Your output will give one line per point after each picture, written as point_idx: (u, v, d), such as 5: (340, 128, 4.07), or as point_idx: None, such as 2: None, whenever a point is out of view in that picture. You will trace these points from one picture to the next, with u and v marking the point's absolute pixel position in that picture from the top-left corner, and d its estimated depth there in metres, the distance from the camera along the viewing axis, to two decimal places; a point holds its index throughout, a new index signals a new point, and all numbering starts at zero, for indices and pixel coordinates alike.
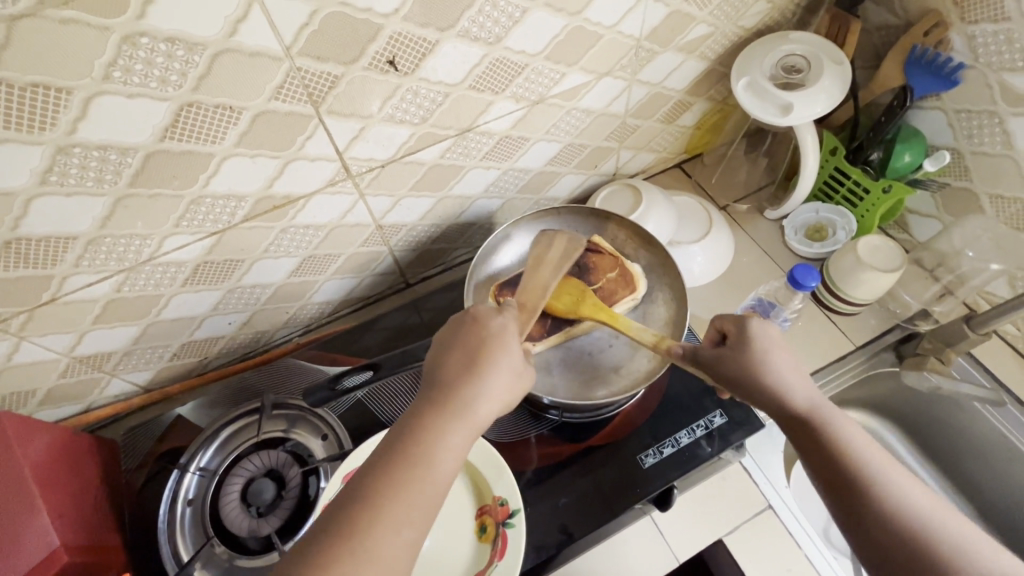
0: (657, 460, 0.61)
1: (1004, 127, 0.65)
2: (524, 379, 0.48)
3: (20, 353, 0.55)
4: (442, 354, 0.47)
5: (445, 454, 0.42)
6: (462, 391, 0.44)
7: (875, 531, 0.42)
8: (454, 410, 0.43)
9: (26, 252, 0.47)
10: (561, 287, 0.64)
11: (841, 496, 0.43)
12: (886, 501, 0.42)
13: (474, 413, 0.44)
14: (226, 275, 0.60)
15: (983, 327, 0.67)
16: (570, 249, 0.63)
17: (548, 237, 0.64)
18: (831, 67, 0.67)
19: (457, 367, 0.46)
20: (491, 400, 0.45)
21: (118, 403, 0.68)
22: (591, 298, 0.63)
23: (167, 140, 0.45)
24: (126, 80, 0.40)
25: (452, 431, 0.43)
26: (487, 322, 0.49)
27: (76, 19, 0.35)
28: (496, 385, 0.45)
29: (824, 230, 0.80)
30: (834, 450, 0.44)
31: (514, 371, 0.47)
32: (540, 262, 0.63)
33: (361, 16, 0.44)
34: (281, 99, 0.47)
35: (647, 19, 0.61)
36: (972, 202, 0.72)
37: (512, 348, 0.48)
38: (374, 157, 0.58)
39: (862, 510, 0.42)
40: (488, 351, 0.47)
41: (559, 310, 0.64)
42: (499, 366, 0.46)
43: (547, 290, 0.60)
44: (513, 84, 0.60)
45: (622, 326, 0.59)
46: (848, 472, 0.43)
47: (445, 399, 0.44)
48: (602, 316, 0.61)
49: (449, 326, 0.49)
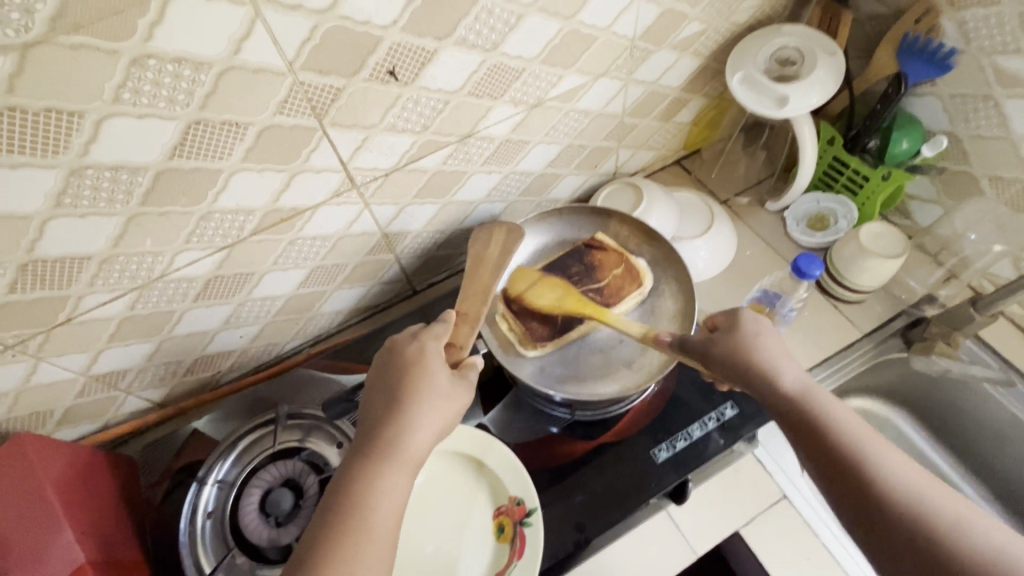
0: (670, 455, 0.62)
1: (1000, 109, 0.66)
2: (456, 395, 0.51)
3: (38, 374, 0.56)
4: (369, 400, 0.50)
5: (385, 496, 0.44)
6: (389, 431, 0.47)
7: (866, 513, 0.42)
8: (387, 451, 0.46)
9: (42, 274, 0.48)
10: (544, 284, 0.68)
11: (844, 488, 0.44)
12: (890, 491, 0.42)
13: (406, 449, 0.46)
14: (237, 289, 0.61)
15: (989, 309, 0.68)
16: (513, 241, 0.66)
17: (487, 231, 0.66)
18: (824, 58, 0.68)
19: (382, 410, 0.48)
20: (423, 430, 0.47)
21: (133, 420, 0.69)
22: (578, 294, 0.66)
23: (177, 157, 0.46)
24: (135, 102, 0.41)
25: (387, 473, 0.45)
26: (404, 357, 0.51)
27: (86, 44, 0.36)
28: (423, 416, 0.48)
29: (825, 220, 0.81)
30: (826, 434, 0.46)
31: (440, 396, 0.49)
32: (480, 263, 0.64)
33: (361, 29, 0.45)
34: (285, 113, 0.48)
35: (640, 19, 0.62)
36: (973, 185, 0.72)
37: (436, 375, 0.50)
38: (378, 166, 0.58)
39: (866, 502, 0.43)
40: (410, 386, 0.49)
41: (541, 305, 0.67)
42: (424, 397, 0.49)
43: (490, 291, 0.62)
44: (512, 89, 0.61)
45: (609, 319, 0.64)
46: (841, 454, 0.44)
47: (376, 442, 0.46)
48: (589, 311, 0.65)
49: (373, 369, 0.52)
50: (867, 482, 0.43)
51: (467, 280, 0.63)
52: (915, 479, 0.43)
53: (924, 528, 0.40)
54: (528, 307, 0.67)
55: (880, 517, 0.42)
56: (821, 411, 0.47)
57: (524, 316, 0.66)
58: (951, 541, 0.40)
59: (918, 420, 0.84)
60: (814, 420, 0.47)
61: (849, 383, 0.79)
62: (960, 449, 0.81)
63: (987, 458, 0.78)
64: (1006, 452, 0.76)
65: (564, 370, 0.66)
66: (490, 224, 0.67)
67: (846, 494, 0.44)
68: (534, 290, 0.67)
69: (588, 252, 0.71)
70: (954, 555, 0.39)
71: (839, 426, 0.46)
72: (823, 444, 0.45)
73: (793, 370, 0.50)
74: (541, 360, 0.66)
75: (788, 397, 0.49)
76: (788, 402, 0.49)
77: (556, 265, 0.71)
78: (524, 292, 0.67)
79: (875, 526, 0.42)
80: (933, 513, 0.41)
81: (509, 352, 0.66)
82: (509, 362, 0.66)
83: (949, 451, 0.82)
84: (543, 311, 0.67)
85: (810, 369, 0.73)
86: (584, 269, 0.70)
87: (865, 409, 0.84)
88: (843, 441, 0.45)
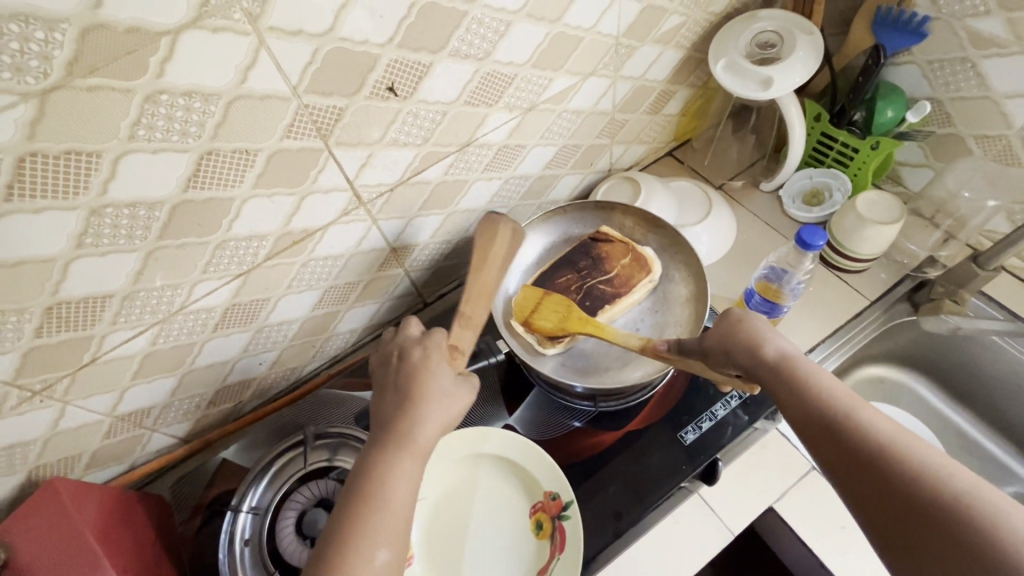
0: (697, 436, 0.62)
1: (978, 70, 0.68)
2: (461, 391, 0.53)
3: (66, 419, 0.56)
4: (379, 402, 0.53)
5: (400, 482, 0.46)
6: (401, 424, 0.49)
7: (851, 468, 0.43)
8: (398, 442, 0.48)
9: (67, 316, 0.48)
10: (545, 306, 0.66)
11: (829, 449, 0.45)
12: (870, 449, 0.42)
13: (416, 440, 0.49)
14: (254, 316, 0.62)
15: (992, 262, 0.69)
16: (513, 242, 0.66)
17: (490, 226, 0.66)
18: (803, 38, 0.70)
19: (392, 407, 0.51)
20: (431, 423, 0.50)
21: (162, 456, 0.69)
22: (576, 311, 0.64)
23: (191, 189, 0.47)
24: (149, 137, 0.42)
25: (399, 461, 0.47)
26: (408, 361, 0.54)
27: (102, 85, 0.38)
28: (431, 409, 0.51)
29: (821, 194, 0.83)
30: (810, 400, 0.46)
31: (445, 392, 0.52)
32: (483, 261, 0.64)
33: (359, 49, 0.47)
34: (292, 137, 0.49)
35: (622, 18, 0.64)
36: (960, 146, 0.74)
37: (439, 375, 0.53)
38: (383, 182, 0.60)
39: (848, 460, 0.43)
40: (417, 384, 0.52)
41: (546, 327, 0.65)
42: (430, 394, 0.51)
43: (493, 291, 0.63)
44: (505, 95, 0.62)
45: (608, 335, 0.62)
46: (824, 416, 0.45)
47: (389, 435, 0.49)
48: (589, 328, 0.63)
49: (378, 375, 0.56)
50: (847, 442, 0.43)
51: (472, 280, 0.64)
52: (901, 436, 0.42)
53: (904, 483, 0.40)
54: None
55: (862, 475, 0.42)
56: (803, 376, 0.48)
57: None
58: (932, 494, 0.39)
59: (932, 381, 0.85)
60: (794, 386, 0.48)
61: (862, 350, 0.80)
62: (978, 406, 0.82)
63: (1006, 412, 0.79)
64: None
65: (585, 363, 0.67)
66: (496, 214, 0.66)
67: (831, 456, 0.44)
68: (538, 312, 0.66)
69: (595, 245, 0.72)
70: (932, 506, 0.38)
71: (820, 391, 0.47)
72: (807, 409, 0.46)
73: (779, 340, 0.51)
74: (562, 355, 0.68)
75: (771, 366, 0.50)
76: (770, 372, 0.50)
77: (565, 260, 0.72)
78: (530, 316, 0.66)
79: (859, 484, 0.42)
80: (914, 467, 0.40)
81: (529, 351, 0.67)
82: (530, 360, 0.66)
83: (968, 409, 0.83)
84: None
85: (823, 341, 0.74)
86: (593, 262, 0.71)
87: (880, 375, 0.85)
88: (827, 403, 0.46)
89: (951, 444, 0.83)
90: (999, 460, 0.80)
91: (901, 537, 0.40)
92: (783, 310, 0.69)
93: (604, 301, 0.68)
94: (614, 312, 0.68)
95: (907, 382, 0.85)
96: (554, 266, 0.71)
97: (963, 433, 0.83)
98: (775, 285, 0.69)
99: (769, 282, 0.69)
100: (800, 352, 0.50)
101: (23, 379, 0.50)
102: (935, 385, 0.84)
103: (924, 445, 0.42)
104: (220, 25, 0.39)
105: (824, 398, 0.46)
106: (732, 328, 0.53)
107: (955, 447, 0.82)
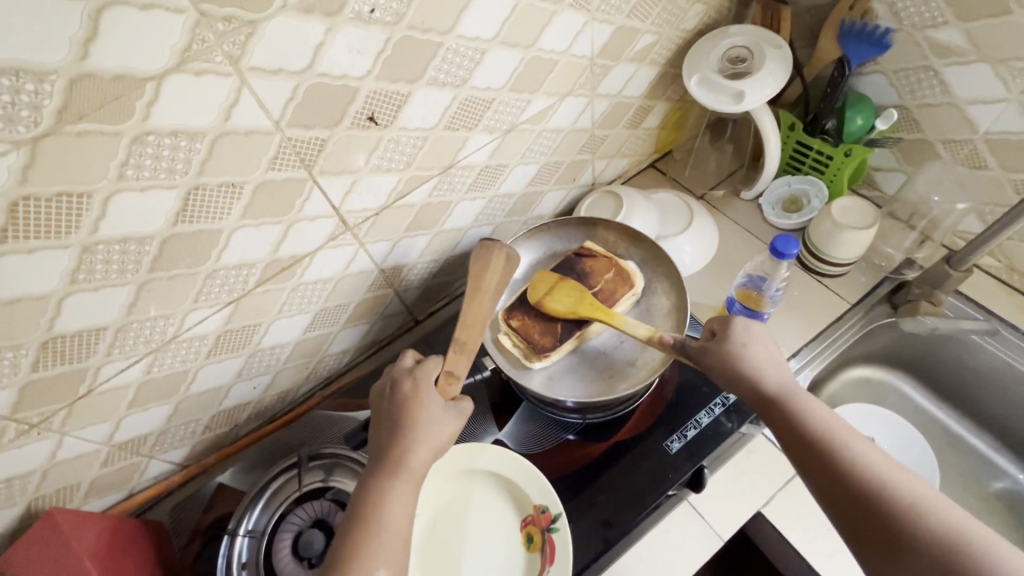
0: (683, 444, 0.64)
1: (941, 78, 0.71)
2: (451, 416, 0.55)
3: (63, 450, 0.58)
4: (375, 431, 0.55)
5: (395, 507, 0.49)
6: (393, 452, 0.52)
7: (842, 497, 0.46)
8: (391, 469, 0.51)
9: (62, 349, 0.50)
10: (559, 290, 0.68)
11: (821, 479, 0.48)
12: (867, 484, 0.46)
13: (408, 467, 0.51)
14: (246, 341, 0.63)
15: (964, 264, 0.71)
16: (508, 269, 0.65)
17: (485, 253, 0.64)
18: (772, 52, 0.72)
19: (385, 436, 0.54)
20: (422, 449, 0.52)
21: (159, 482, 0.70)
22: (590, 295, 0.67)
23: (180, 224, 0.49)
24: (138, 176, 0.44)
25: (393, 488, 0.50)
26: (399, 392, 0.56)
27: (90, 130, 0.39)
28: (421, 436, 0.53)
29: (799, 201, 0.85)
30: (808, 433, 0.49)
31: (435, 418, 0.54)
32: (478, 288, 0.63)
33: (338, 82, 0.49)
34: (277, 168, 0.51)
35: (596, 40, 0.67)
36: (930, 150, 0.77)
37: (428, 404, 0.55)
38: (368, 207, 0.62)
39: (845, 493, 0.46)
40: (408, 412, 0.54)
41: (558, 310, 0.67)
42: (419, 422, 0.53)
43: (486, 319, 0.62)
44: (484, 118, 0.64)
45: (618, 322, 0.64)
46: (820, 448, 0.48)
47: (382, 464, 0.51)
48: (600, 315, 0.66)
49: (374, 407, 0.58)
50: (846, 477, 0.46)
51: (467, 304, 0.63)
52: (889, 470, 0.46)
53: (899, 518, 0.44)
54: (530, 321, 0.69)
55: (859, 509, 0.45)
56: (803, 410, 0.51)
57: (526, 331, 0.68)
58: (925, 534, 0.43)
59: (917, 380, 0.86)
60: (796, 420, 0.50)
61: (846, 352, 0.81)
62: (960, 403, 0.84)
63: (990, 410, 0.81)
64: (1004, 400, 0.79)
65: (573, 377, 0.68)
66: (491, 240, 0.66)
67: (829, 487, 0.47)
68: (552, 295, 0.68)
69: (579, 260, 0.73)
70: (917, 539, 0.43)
71: (819, 425, 0.49)
72: (805, 440, 0.49)
73: (778, 374, 0.54)
74: (549, 369, 0.68)
75: (772, 399, 0.52)
76: (771, 405, 0.52)
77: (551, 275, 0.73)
78: (543, 298, 0.68)
79: (856, 516, 0.45)
80: (908, 504, 0.44)
81: (517, 366, 0.69)
82: (517, 375, 0.68)
83: (951, 407, 0.85)
84: (544, 323, 0.68)
85: (806, 346, 0.75)
86: (577, 277, 0.72)
87: (864, 376, 0.87)
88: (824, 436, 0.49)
89: (939, 442, 0.84)
90: (986, 456, 0.82)
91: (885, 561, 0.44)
92: (764, 317, 0.70)
93: None
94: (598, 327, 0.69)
95: (891, 381, 0.87)
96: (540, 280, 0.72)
97: (950, 431, 0.84)
98: (756, 293, 0.71)
99: (749, 290, 0.71)
100: (798, 385, 0.53)
101: (21, 412, 0.52)
102: (917, 384, 0.86)
103: (913, 479, 0.46)
104: (202, 68, 0.41)
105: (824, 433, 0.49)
106: (736, 356, 0.55)
107: (943, 445, 0.84)
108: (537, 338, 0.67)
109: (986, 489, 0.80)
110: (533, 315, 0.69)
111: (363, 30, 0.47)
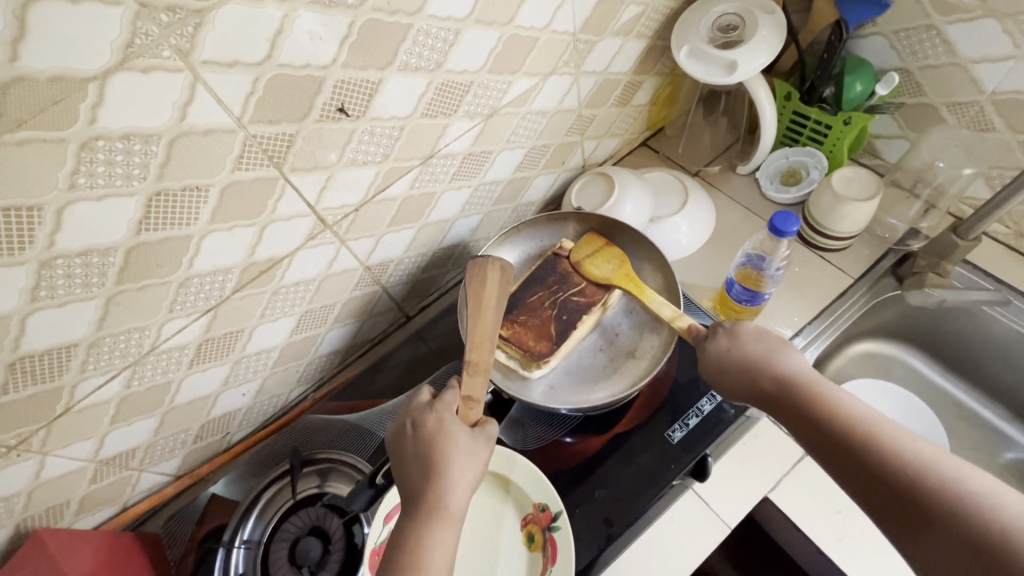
0: (685, 434, 0.63)
1: (944, 37, 0.69)
2: (482, 448, 0.53)
3: (46, 470, 0.56)
4: (401, 474, 0.52)
5: (437, 556, 0.46)
6: (430, 496, 0.49)
7: (830, 450, 0.48)
8: (428, 514, 0.48)
9: (31, 370, 0.48)
10: (601, 256, 0.70)
11: (811, 436, 0.49)
12: (850, 436, 0.47)
13: (446, 511, 0.48)
14: (229, 348, 0.61)
15: (972, 232, 0.68)
16: (504, 281, 0.63)
17: (479, 268, 0.64)
18: (764, 18, 0.69)
19: (418, 477, 0.50)
20: (460, 488, 0.49)
21: (154, 494, 0.69)
22: (627, 268, 0.69)
23: (144, 232, 0.46)
24: (91, 185, 0.41)
25: (433, 534, 0.47)
26: (425, 428, 0.53)
27: (33, 138, 0.37)
28: (459, 476, 0.50)
29: (798, 173, 0.82)
30: (792, 394, 0.51)
31: (469, 453, 0.52)
32: (479, 306, 0.61)
33: (302, 73, 0.46)
34: (243, 168, 0.48)
35: (578, 13, 0.63)
36: (932, 115, 0.75)
37: (459, 436, 0.52)
38: (347, 203, 0.59)
39: (832, 449, 0.48)
40: (439, 451, 0.51)
41: (596, 273, 0.69)
42: (455, 458, 0.51)
43: (493, 338, 0.59)
44: (465, 102, 0.61)
45: (647, 297, 0.67)
46: (805, 407, 0.50)
47: (420, 508, 0.48)
48: (631, 286, 0.68)
49: (394, 444, 0.54)
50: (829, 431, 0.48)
51: (470, 327, 0.60)
52: (875, 422, 0.47)
53: (884, 467, 0.45)
54: (520, 329, 0.66)
55: (847, 463, 0.47)
56: (785, 375, 0.53)
57: (519, 339, 0.65)
58: (910, 477, 0.44)
59: (924, 352, 0.85)
60: (778, 385, 0.53)
61: (851, 328, 0.79)
62: (971, 374, 0.82)
63: (999, 381, 0.79)
64: (1018, 369, 0.76)
65: (572, 383, 0.67)
66: (484, 258, 0.64)
67: (825, 449, 0.48)
68: (594, 259, 0.70)
69: (560, 261, 0.71)
70: (904, 483, 0.44)
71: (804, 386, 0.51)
72: (790, 401, 0.51)
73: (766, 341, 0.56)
74: (547, 379, 0.67)
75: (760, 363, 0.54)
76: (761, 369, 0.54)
77: (533, 279, 0.70)
78: (586, 259, 0.70)
79: (846, 470, 0.47)
80: (891, 450, 0.45)
81: (512, 378, 0.67)
82: (516, 390, 0.66)
83: (958, 377, 0.83)
84: (536, 330, 0.66)
85: (810, 323, 0.73)
86: (560, 278, 0.70)
87: (868, 350, 0.85)
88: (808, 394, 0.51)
89: (948, 413, 0.83)
90: (997, 427, 0.80)
91: (879, 506, 0.45)
92: (765, 297, 0.68)
93: (582, 312, 0.67)
94: (612, 298, 0.69)
95: (896, 355, 0.86)
96: (523, 285, 0.70)
97: (958, 402, 0.83)
98: (756, 273, 0.68)
99: (749, 270, 0.69)
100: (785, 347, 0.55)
101: None
102: (924, 356, 0.85)
103: (900, 431, 0.46)
104: (150, 64, 0.38)
105: (807, 392, 0.51)
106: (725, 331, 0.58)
107: (951, 416, 0.83)
108: (533, 345, 0.65)
109: (997, 460, 0.78)
110: (521, 323, 0.67)
111: (322, 15, 0.44)
